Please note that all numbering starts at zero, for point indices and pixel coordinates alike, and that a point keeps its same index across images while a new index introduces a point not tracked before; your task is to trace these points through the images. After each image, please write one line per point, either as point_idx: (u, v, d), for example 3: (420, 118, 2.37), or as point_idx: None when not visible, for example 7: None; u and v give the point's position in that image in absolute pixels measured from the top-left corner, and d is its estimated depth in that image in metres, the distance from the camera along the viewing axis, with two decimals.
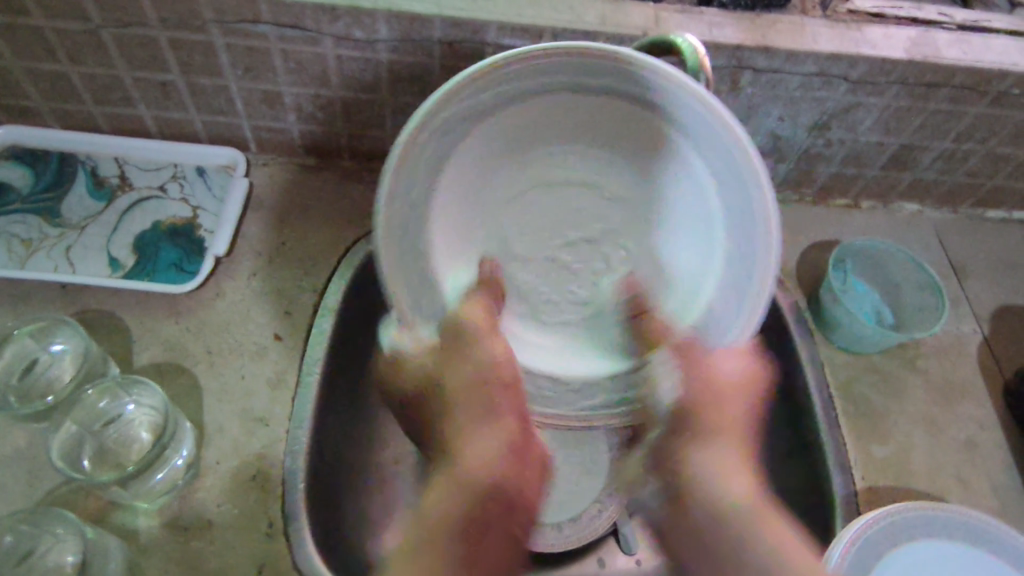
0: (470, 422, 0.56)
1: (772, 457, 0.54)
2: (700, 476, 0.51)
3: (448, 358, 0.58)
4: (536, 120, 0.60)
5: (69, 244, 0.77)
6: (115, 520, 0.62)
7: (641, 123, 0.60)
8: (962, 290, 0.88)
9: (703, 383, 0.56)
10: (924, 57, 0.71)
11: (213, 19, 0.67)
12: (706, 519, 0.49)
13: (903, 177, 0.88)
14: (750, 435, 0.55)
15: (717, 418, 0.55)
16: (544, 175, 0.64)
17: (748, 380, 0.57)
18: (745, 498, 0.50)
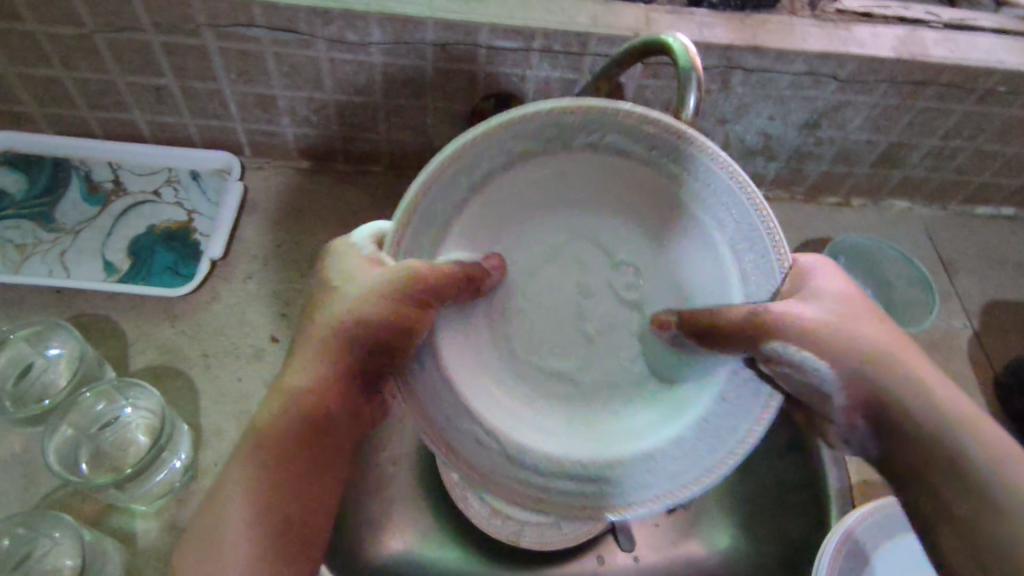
0: (315, 355, 0.51)
1: (938, 392, 0.42)
2: (902, 400, 0.42)
3: (374, 301, 0.49)
4: (528, 184, 0.54)
5: (63, 249, 0.77)
6: (109, 522, 0.62)
7: (649, 181, 0.54)
8: (952, 285, 0.89)
9: (826, 315, 0.46)
10: (912, 55, 0.72)
11: (206, 23, 0.67)
12: (937, 452, 0.40)
13: (893, 174, 0.88)
14: (895, 373, 0.43)
15: (879, 348, 0.45)
16: (540, 243, 0.57)
17: (862, 308, 0.48)
18: (965, 409, 0.41)
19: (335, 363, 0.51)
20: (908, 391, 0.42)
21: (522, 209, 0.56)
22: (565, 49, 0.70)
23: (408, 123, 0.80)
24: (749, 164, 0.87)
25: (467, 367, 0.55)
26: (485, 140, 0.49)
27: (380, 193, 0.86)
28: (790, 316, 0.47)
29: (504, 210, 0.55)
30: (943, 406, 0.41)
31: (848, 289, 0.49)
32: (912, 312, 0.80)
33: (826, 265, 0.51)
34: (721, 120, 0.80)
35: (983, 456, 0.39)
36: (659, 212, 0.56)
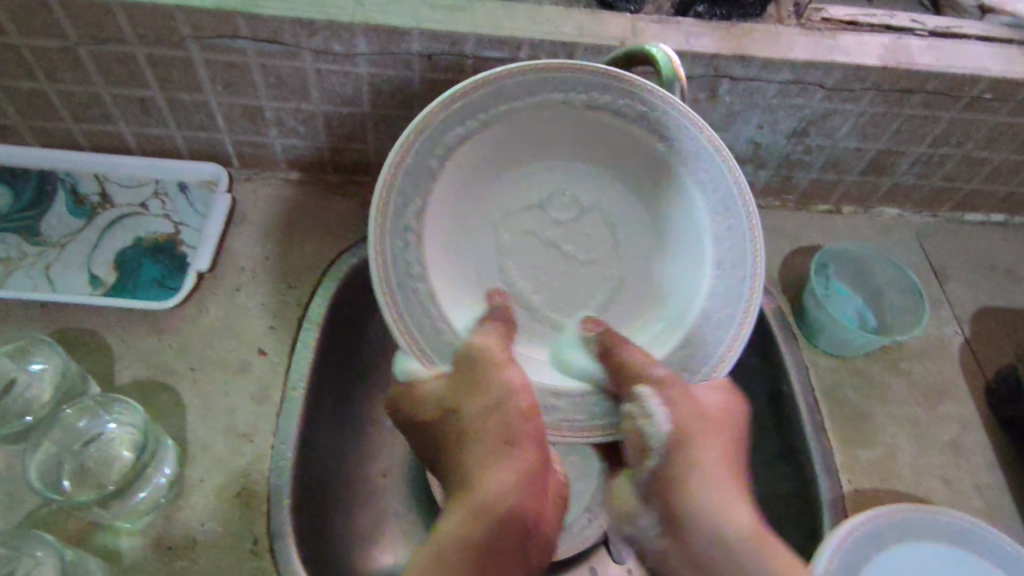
0: (484, 447, 0.54)
1: (718, 505, 0.51)
2: (690, 508, 0.51)
3: (464, 387, 0.55)
4: (514, 146, 0.63)
5: (48, 262, 0.78)
6: (98, 540, 0.61)
7: (618, 135, 0.63)
8: (943, 292, 0.89)
9: (686, 410, 0.55)
10: (897, 63, 0.72)
11: (191, 35, 0.67)
12: (710, 549, 0.49)
13: (882, 182, 0.88)
14: (710, 454, 0.54)
15: (710, 455, 0.54)
16: (519, 197, 0.65)
17: (726, 429, 0.56)
18: (740, 527, 0.49)
19: (512, 454, 0.53)
20: (698, 492, 0.52)
21: (513, 160, 0.64)
22: (551, 59, 0.70)
23: (396, 133, 0.80)
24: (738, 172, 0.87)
25: (466, 286, 0.63)
26: (476, 97, 0.58)
27: (369, 204, 0.86)
28: (665, 384, 0.56)
29: (500, 163, 0.63)
30: (719, 512, 0.50)
31: (724, 404, 0.58)
32: (905, 324, 0.81)
33: (718, 386, 0.59)
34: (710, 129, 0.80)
35: (734, 559, 0.48)
36: (631, 162, 0.65)
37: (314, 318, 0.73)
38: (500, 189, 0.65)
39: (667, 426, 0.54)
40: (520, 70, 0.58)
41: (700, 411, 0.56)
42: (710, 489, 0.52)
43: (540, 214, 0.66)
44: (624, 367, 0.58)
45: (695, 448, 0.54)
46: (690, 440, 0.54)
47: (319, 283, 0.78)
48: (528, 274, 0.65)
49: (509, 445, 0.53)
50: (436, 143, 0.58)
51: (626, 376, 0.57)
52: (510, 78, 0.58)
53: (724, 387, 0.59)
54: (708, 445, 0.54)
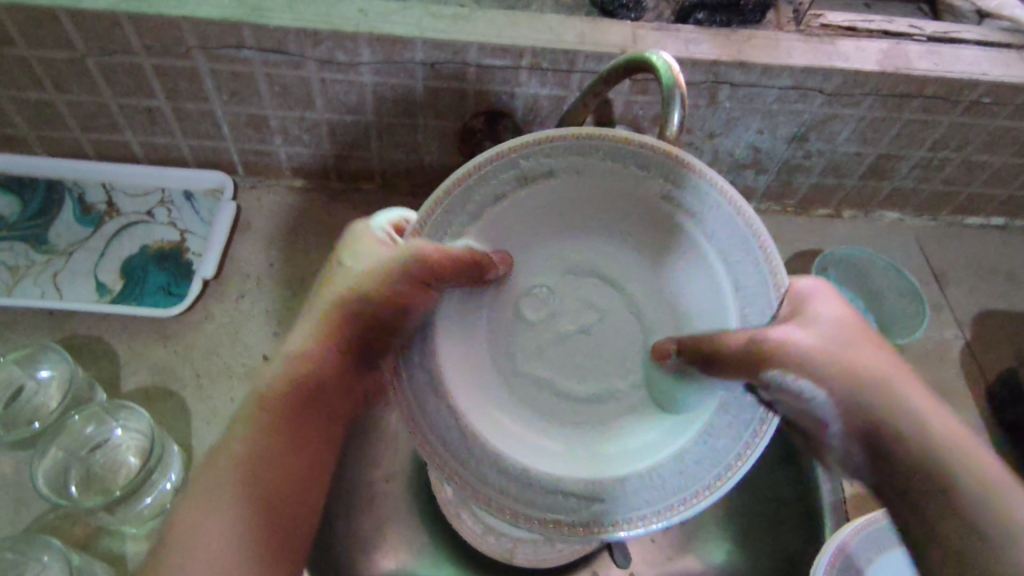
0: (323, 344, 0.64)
1: (936, 425, 0.42)
2: (918, 444, 0.41)
3: (416, 282, 0.51)
4: (535, 218, 0.58)
5: (55, 271, 0.78)
6: (100, 547, 0.62)
7: (650, 207, 0.57)
8: (943, 296, 0.89)
9: (835, 364, 0.45)
10: (897, 68, 0.72)
11: (197, 46, 0.68)
12: (925, 478, 0.41)
13: (882, 186, 0.89)
14: (897, 388, 0.44)
15: (881, 383, 0.44)
16: (540, 269, 0.61)
17: (865, 338, 0.46)
18: (947, 426, 0.42)
19: (344, 352, 0.53)
20: (900, 421, 0.42)
21: (538, 230, 0.59)
22: (553, 66, 0.71)
23: (399, 141, 0.81)
24: (739, 177, 0.87)
25: (472, 378, 0.56)
26: (502, 163, 0.54)
27: (373, 212, 0.86)
28: (794, 351, 0.46)
29: (513, 235, 0.58)
30: (920, 425, 0.42)
31: (847, 311, 0.48)
32: (907, 325, 0.80)
33: (823, 288, 0.50)
34: (710, 134, 0.80)
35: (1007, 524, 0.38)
36: (661, 235, 0.58)
37: None
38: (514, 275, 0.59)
39: (823, 397, 0.45)
40: (547, 136, 0.53)
41: (824, 347, 0.46)
42: (912, 398, 0.43)
43: (538, 301, 0.61)
44: (730, 349, 0.49)
45: (880, 405, 0.43)
46: (860, 381, 0.44)
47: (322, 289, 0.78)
48: (527, 379, 0.59)
49: (332, 342, 0.63)
50: (455, 216, 0.54)
51: (748, 361, 0.47)
52: (532, 145, 0.54)
53: (842, 308, 0.48)
54: (855, 380, 0.44)
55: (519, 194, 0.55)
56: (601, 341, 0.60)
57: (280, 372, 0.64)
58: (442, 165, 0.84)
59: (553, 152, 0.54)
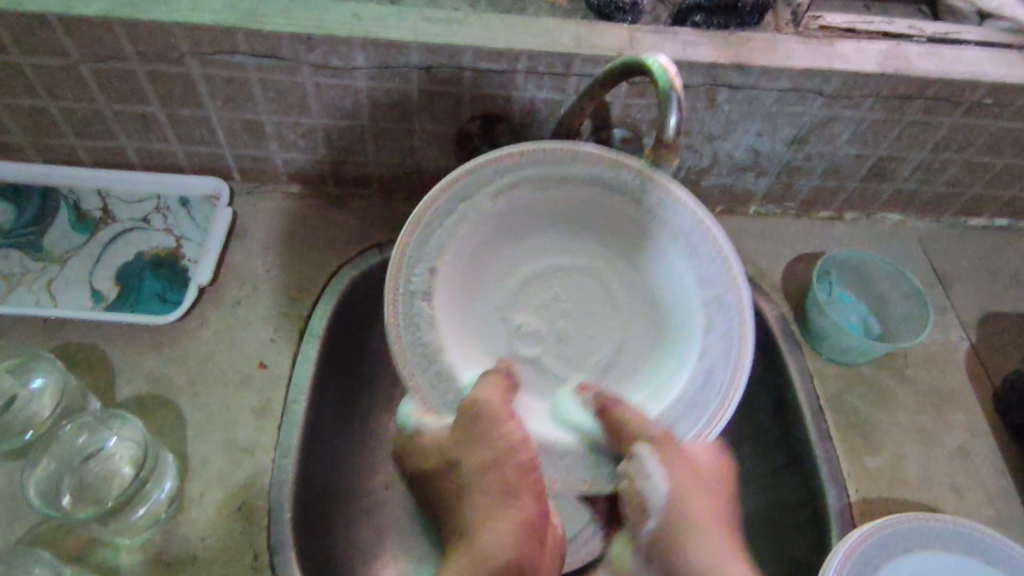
0: (495, 502, 0.53)
1: (721, 559, 0.49)
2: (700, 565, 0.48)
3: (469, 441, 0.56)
4: (525, 222, 0.66)
5: (50, 278, 0.78)
6: (97, 558, 0.61)
7: (624, 210, 0.64)
8: (947, 298, 0.88)
9: (681, 469, 0.54)
10: (896, 69, 0.72)
11: (191, 52, 0.68)
12: None
13: (884, 188, 0.88)
14: (682, 509, 0.51)
15: (683, 531, 0.50)
16: (535, 266, 0.68)
17: (721, 483, 0.55)
18: None
19: (529, 503, 0.54)
20: (697, 541, 0.49)
21: (525, 225, 0.67)
22: (549, 70, 0.71)
23: (396, 146, 0.80)
24: (738, 181, 0.87)
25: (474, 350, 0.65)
26: (477, 177, 0.62)
27: (371, 216, 0.85)
28: (666, 446, 0.55)
29: (504, 230, 0.66)
30: (705, 556, 0.49)
31: (717, 460, 0.57)
32: (912, 329, 0.80)
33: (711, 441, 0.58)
34: (709, 137, 0.80)
35: None
36: (631, 237, 0.66)
37: (316, 331, 0.73)
38: (505, 266, 0.67)
39: (665, 489, 0.52)
40: (522, 152, 0.61)
41: (673, 465, 0.54)
42: (717, 556, 0.49)
43: (530, 290, 0.68)
44: (627, 426, 0.57)
45: (685, 503, 0.52)
46: (683, 509, 0.51)
47: (320, 295, 0.78)
48: (528, 363, 0.66)
49: (518, 497, 0.54)
50: (440, 231, 0.62)
51: (631, 433, 0.56)
52: (508, 161, 0.61)
53: (719, 461, 0.57)
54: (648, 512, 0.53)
55: (498, 202, 0.63)
56: (592, 327, 0.68)
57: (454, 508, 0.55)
58: (440, 170, 0.83)
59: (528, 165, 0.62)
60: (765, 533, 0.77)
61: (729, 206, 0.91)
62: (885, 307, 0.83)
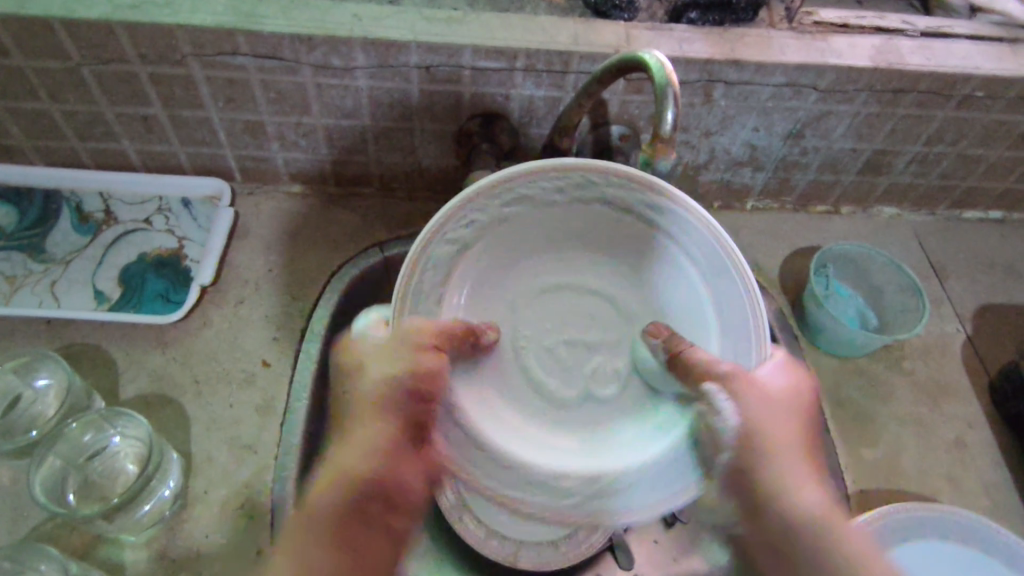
0: (359, 440, 0.52)
1: (808, 502, 0.49)
2: (773, 478, 0.50)
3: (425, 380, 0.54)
4: (521, 236, 0.63)
5: (53, 279, 0.78)
6: (101, 555, 0.61)
7: (626, 224, 0.63)
8: (942, 290, 0.89)
9: (757, 407, 0.52)
10: (889, 64, 0.73)
11: (192, 53, 0.68)
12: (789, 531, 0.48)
13: (879, 182, 0.89)
14: (775, 471, 0.50)
15: (785, 464, 0.50)
16: (534, 276, 0.65)
17: (792, 416, 0.53)
18: (823, 509, 0.49)
19: (381, 424, 0.53)
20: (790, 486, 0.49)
21: (529, 245, 0.64)
22: (547, 67, 0.71)
23: (395, 145, 0.81)
24: (735, 176, 0.87)
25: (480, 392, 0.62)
26: (474, 206, 0.59)
27: (371, 216, 0.86)
28: (733, 380, 0.53)
29: (506, 251, 0.64)
30: (798, 501, 0.49)
31: (792, 388, 0.54)
32: (907, 320, 0.81)
33: (784, 359, 0.56)
34: (705, 133, 0.81)
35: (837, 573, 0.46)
36: (633, 246, 0.64)
37: (318, 327, 0.74)
38: (511, 285, 0.65)
39: (735, 423, 0.51)
40: (521, 172, 0.58)
41: (754, 407, 0.52)
42: (791, 476, 0.50)
43: (538, 301, 0.66)
44: (693, 368, 0.55)
45: (765, 429, 0.51)
46: (768, 436, 0.51)
47: (322, 293, 0.78)
48: (532, 393, 0.64)
49: (374, 420, 0.53)
50: (438, 270, 0.60)
51: (711, 373, 0.53)
52: (508, 180, 0.58)
53: (778, 354, 0.57)
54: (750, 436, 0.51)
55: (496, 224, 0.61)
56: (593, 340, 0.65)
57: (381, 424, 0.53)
58: (439, 168, 0.84)
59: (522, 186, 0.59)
60: None
61: (726, 200, 0.92)
62: (882, 298, 0.84)
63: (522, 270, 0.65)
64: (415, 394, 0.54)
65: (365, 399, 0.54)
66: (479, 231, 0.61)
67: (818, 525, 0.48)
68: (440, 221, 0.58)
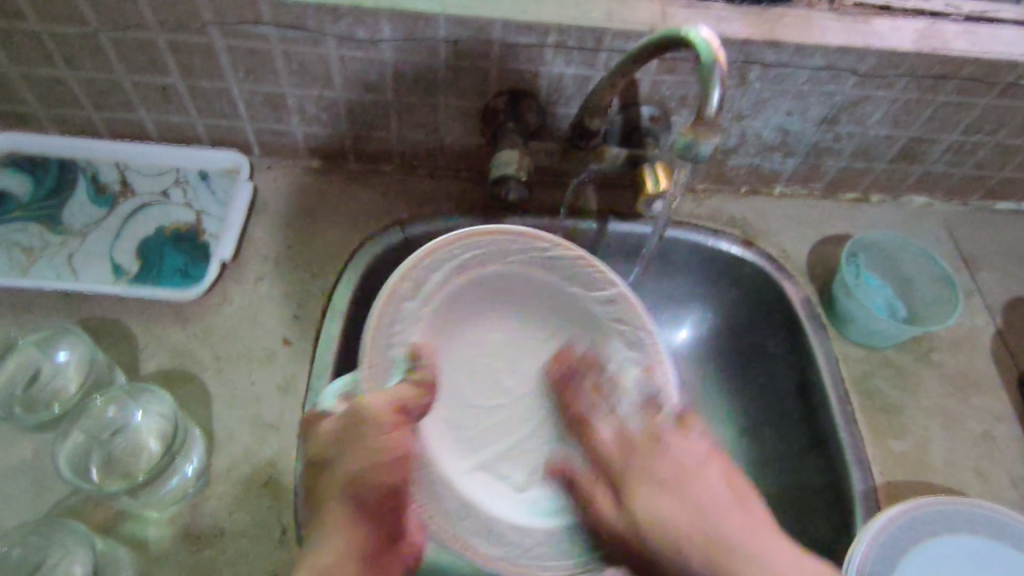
0: (343, 521, 0.49)
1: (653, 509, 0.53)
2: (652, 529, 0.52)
3: (341, 445, 0.51)
4: (473, 297, 0.72)
5: (71, 252, 0.75)
6: (124, 530, 0.59)
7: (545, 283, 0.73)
8: (974, 283, 0.87)
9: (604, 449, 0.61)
10: (933, 49, 0.71)
11: (213, 21, 0.67)
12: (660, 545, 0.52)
13: (912, 170, 0.87)
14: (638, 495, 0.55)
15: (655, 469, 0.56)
16: (473, 336, 0.73)
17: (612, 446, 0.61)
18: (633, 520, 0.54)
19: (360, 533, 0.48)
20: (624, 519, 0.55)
21: (480, 308, 0.73)
22: (579, 45, 0.69)
23: (419, 121, 0.79)
24: (765, 161, 0.85)
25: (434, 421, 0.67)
26: (433, 260, 0.68)
27: (392, 193, 0.84)
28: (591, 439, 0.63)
29: (450, 321, 0.70)
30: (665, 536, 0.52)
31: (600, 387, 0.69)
32: (936, 314, 0.79)
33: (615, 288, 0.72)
34: (737, 115, 0.78)
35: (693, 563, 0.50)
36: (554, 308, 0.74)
37: (338, 307, 0.72)
38: (464, 341, 0.72)
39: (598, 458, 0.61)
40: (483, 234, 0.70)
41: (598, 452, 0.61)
42: (644, 507, 0.54)
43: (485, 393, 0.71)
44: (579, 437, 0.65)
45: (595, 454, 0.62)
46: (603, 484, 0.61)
47: (343, 270, 0.77)
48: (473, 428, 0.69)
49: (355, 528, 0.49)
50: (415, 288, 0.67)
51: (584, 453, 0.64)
52: (463, 240, 0.69)
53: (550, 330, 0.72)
54: (613, 448, 0.60)
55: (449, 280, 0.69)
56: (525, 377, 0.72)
57: (338, 487, 0.50)
58: (462, 147, 0.82)
59: (474, 244, 0.70)
60: (790, 515, 0.76)
61: (755, 186, 0.90)
62: (913, 290, 0.82)
63: (476, 347, 0.72)
64: (381, 486, 0.51)
65: (339, 490, 0.50)
66: (433, 291, 0.68)
67: (671, 510, 0.52)
68: (403, 272, 0.66)
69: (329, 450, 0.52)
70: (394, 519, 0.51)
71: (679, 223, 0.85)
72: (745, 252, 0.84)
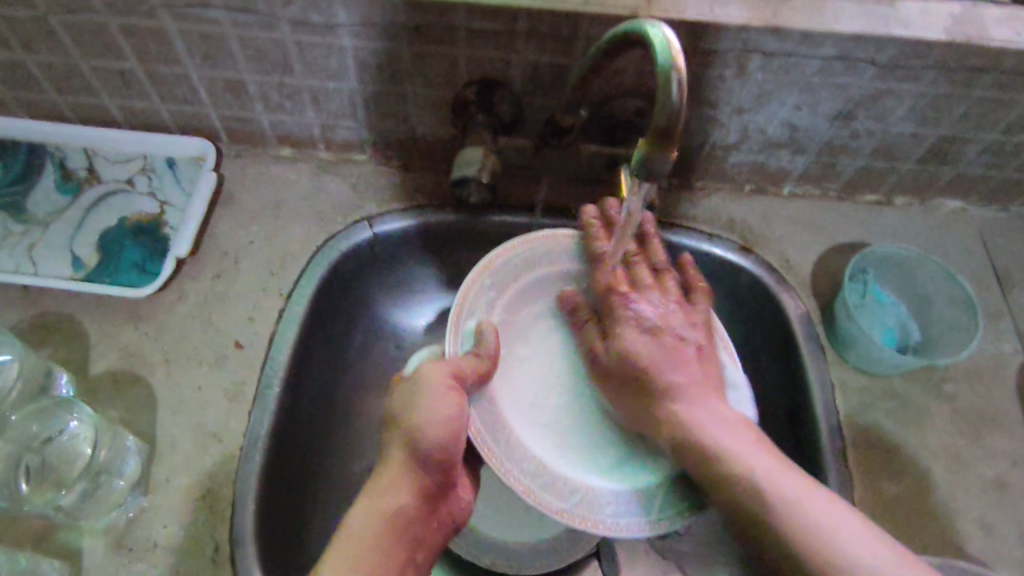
0: (404, 479, 0.54)
1: (742, 458, 0.54)
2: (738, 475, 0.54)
3: (407, 403, 0.56)
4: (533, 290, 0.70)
5: (32, 242, 0.74)
6: (59, 540, 0.59)
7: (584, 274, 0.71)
8: (1004, 302, 0.77)
9: (657, 354, 0.62)
10: (968, 37, 0.60)
11: (161, 4, 0.62)
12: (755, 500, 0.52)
13: (943, 171, 0.77)
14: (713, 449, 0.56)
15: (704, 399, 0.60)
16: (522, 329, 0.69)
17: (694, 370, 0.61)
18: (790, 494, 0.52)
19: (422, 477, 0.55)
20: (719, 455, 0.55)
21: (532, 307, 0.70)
22: (553, 32, 0.62)
23: (388, 110, 0.73)
24: (771, 158, 0.77)
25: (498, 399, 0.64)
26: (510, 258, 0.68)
27: (364, 185, 0.79)
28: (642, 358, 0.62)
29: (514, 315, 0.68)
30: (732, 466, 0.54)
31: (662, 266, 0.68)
32: (952, 341, 0.71)
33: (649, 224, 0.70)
34: (737, 110, 0.70)
35: (782, 522, 0.51)
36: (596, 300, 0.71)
37: (294, 315, 0.70)
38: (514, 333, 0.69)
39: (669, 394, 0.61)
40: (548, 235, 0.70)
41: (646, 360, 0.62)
42: (746, 460, 0.54)
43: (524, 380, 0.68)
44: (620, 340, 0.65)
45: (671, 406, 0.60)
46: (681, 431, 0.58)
47: (305, 269, 0.74)
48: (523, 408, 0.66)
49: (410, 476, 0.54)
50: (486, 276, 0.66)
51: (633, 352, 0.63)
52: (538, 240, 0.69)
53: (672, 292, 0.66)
54: (661, 356, 0.62)
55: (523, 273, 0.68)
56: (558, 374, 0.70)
57: (404, 444, 0.55)
58: (435, 138, 0.76)
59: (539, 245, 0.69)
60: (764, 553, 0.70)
61: (761, 184, 0.81)
62: (927, 310, 0.74)
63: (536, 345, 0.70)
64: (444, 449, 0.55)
65: (411, 438, 0.55)
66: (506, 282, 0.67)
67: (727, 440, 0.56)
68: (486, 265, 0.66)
69: (404, 410, 0.56)
70: (444, 475, 0.56)
71: (667, 225, 0.78)
72: (740, 259, 0.77)
